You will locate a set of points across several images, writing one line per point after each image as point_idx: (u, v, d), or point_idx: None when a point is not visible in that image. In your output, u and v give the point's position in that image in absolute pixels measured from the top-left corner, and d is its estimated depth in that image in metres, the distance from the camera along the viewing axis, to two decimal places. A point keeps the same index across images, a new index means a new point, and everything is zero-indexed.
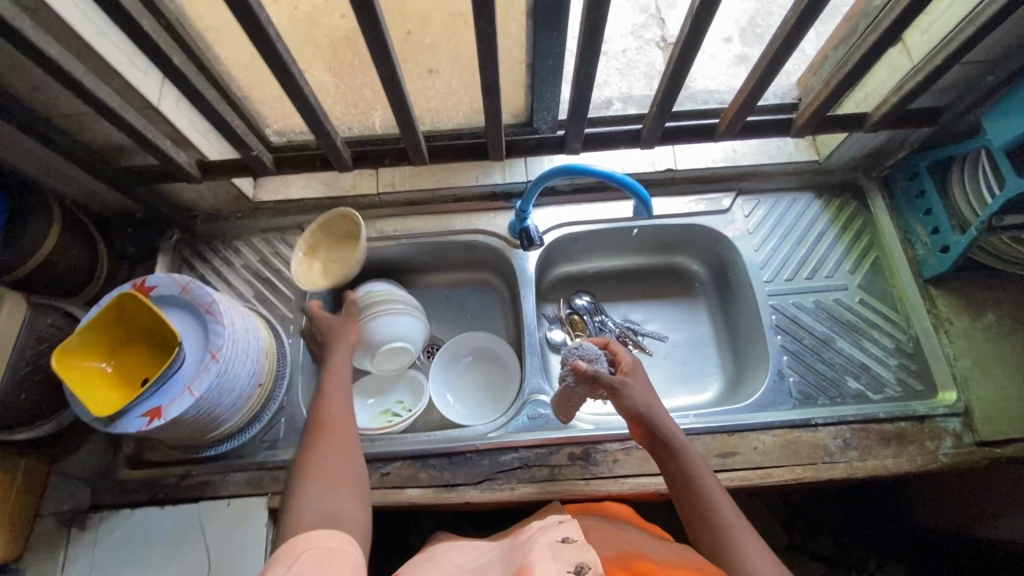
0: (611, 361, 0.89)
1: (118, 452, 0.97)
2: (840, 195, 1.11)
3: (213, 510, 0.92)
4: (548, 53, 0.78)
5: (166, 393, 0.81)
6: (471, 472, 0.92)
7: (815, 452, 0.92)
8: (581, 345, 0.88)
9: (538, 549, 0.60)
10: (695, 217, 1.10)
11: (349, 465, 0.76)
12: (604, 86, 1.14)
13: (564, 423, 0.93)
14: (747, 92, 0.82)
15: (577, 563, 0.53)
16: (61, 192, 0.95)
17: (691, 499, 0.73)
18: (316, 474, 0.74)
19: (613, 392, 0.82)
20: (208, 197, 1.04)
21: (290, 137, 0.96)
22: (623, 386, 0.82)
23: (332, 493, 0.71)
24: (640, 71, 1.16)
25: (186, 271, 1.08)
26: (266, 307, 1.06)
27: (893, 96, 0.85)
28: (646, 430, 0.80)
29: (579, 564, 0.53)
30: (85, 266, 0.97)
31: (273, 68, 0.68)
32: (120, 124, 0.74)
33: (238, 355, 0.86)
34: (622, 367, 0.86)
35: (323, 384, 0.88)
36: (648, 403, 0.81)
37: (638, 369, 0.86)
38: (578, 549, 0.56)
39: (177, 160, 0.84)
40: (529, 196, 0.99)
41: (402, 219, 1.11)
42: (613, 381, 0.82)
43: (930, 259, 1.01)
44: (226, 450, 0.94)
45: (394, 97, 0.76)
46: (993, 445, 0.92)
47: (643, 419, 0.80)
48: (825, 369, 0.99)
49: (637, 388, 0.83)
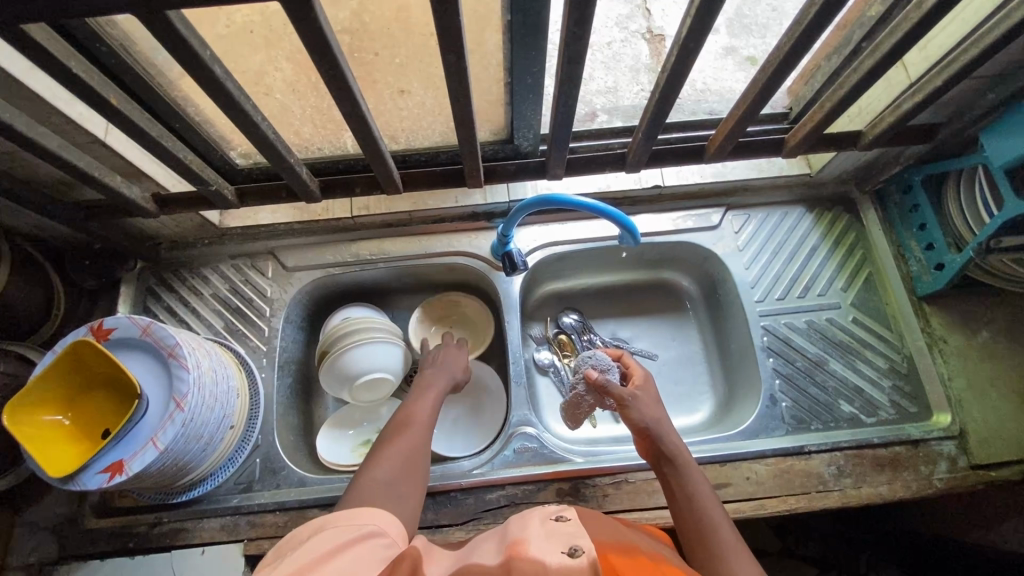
0: (625, 374, 0.90)
1: (84, 499, 0.92)
2: (832, 208, 1.08)
3: (186, 558, 0.86)
4: (527, 74, 0.72)
5: (129, 445, 0.76)
6: (457, 512, 0.89)
7: (809, 481, 0.90)
8: (594, 354, 0.92)
9: (533, 526, 0.57)
10: (683, 234, 1.06)
11: (419, 459, 0.75)
12: (589, 83, 1.09)
13: (571, 427, 0.98)
14: (742, 110, 0.77)
15: (572, 545, 0.51)
16: (9, 226, 0.89)
17: (691, 511, 0.70)
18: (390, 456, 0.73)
19: (621, 404, 0.82)
20: (171, 226, 0.98)
21: (255, 159, 0.89)
22: (633, 400, 0.81)
23: (400, 477, 0.71)
24: (626, 65, 1.11)
25: (151, 302, 1.02)
26: (237, 339, 1.01)
27: (890, 115, 0.81)
28: (651, 445, 0.78)
29: (574, 546, 0.51)
30: (40, 304, 0.92)
31: (227, 106, 0.62)
32: (63, 165, 0.68)
33: (205, 399, 0.81)
34: (633, 381, 0.85)
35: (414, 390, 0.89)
36: (658, 419, 0.79)
37: (649, 384, 0.85)
38: (573, 532, 0.54)
39: (128, 196, 0.78)
40: (511, 221, 0.94)
41: (379, 242, 1.07)
42: (623, 394, 0.82)
43: (925, 276, 0.98)
44: (198, 494, 0.90)
45: (361, 128, 0.71)
46: (988, 468, 0.90)
47: (649, 434, 0.78)
48: (818, 393, 0.97)
49: (645, 401, 0.81)
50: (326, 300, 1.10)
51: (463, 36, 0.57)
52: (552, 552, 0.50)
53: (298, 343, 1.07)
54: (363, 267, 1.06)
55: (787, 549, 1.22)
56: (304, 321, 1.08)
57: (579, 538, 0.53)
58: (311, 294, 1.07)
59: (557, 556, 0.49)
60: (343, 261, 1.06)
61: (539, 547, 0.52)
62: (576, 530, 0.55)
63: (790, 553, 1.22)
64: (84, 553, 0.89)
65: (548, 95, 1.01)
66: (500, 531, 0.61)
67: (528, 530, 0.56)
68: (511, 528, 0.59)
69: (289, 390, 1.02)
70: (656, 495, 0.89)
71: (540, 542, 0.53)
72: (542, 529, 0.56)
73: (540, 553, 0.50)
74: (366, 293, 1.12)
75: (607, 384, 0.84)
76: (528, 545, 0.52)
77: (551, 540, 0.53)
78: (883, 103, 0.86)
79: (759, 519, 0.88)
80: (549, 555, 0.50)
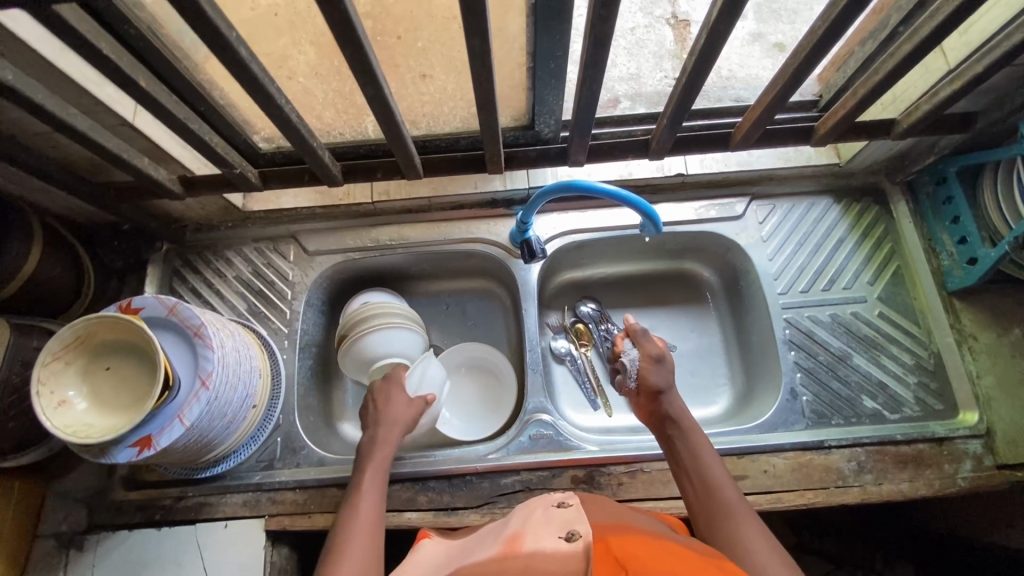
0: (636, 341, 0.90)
1: (113, 473, 0.95)
2: (861, 200, 1.05)
3: (210, 532, 0.90)
4: (551, 57, 0.70)
5: (157, 420, 0.77)
6: (472, 495, 0.90)
7: (828, 476, 0.88)
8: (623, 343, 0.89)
9: (535, 517, 0.61)
10: (705, 225, 1.05)
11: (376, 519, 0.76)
12: (611, 69, 1.07)
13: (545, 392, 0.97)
14: (770, 96, 0.75)
15: (568, 530, 0.53)
16: (42, 207, 0.91)
17: (699, 477, 0.73)
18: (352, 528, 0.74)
19: (652, 360, 0.83)
20: (196, 209, 1.00)
21: (278, 144, 0.90)
22: (660, 358, 0.83)
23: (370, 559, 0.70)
24: (649, 51, 1.09)
25: (177, 283, 1.04)
26: (259, 321, 1.03)
27: (927, 102, 0.78)
28: (657, 407, 0.80)
29: (571, 531, 0.53)
30: (71, 283, 0.94)
31: (252, 89, 0.63)
32: (93, 146, 0.70)
33: (228, 380, 0.83)
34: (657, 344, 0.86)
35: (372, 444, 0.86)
36: (669, 384, 0.82)
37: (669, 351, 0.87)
38: (571, 519, 0.56)
39: (156, 178, 0.79)
40: (530, 207, 0.94)
41: (397, 228, 1.07)
42: (655, 351, 0.83)
43: (956, 271, 0.96)
44: (221, 471, 0.93)
45: (383, 111, 0.71)
46: (1015, 468, 0.88)
47: (660, 397, 0.80)
48: (840, 387, 0.95)
49: (670, 366, 0.83)
50: (345, 284, 1.11)
51: (487, 20, 0.57)
52: (550, 538, 0.53)
53: (319, 325, 1.09)
54: (383, 252, 1.06)
55: (801, 543, 1.22)
56: (325, 304, 1.10)
57: (577, 523, 0.55)
58: (331, 278, 1.08)
59: (554, 541, 0.52)
60: (362, 246, 1.06)
61: (537, 537, 0.54)
62: (574, 514, 0.57)
63: (805, 548, 1.22)
64: (112, 523, 0.93)
65: (569, 82, 1.00)
66: (504, 524, 0.65)
67: (528, 524, 0.59)
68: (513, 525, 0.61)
69: (309, 372, 1.05)
70: (671, 485, 0.88)
71: (541, 531, 0.55)
72: (543, 521, 0.59)
73: (537, 544, 0.52)
74: (386, 278, 1.13)
75: (641, 335, 0.84)
76: (527, 537, 0.55)
77: (549, 527, 0.55)
78: (919, 90, 0.83)
79: (776, 513, 0.87)
80: (546, 541, 0.52)
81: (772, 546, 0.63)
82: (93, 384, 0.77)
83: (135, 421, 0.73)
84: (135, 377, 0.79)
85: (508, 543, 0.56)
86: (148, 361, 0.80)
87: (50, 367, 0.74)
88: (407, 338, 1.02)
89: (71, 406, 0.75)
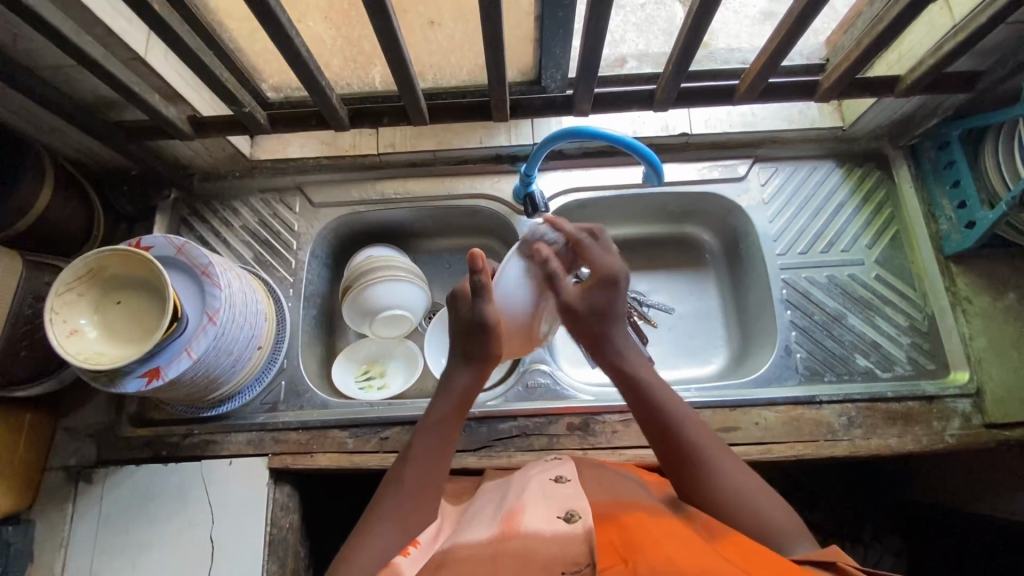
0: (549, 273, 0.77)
1: (120, 410, 0.98)
2: (863, 164, 1.06)
3: (216, 469, 0.92)
4: (557, 3, 0.71)
5: (166, 353, 0.80)
6: (470, 439, 0.92)
7: (818, 429, 0.90)
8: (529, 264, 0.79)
9: (531, 488, 0.68)
10: (707, 185, 1.06)
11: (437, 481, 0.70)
12: (617, 42, 1.03)
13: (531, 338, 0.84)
14: (774, 46, 0.76)
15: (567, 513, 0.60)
16: (53, 147, 0.93)
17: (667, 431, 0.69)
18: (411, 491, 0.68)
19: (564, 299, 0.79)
20: (204, 155, 1.01)
21: (286, 93, 0.91)
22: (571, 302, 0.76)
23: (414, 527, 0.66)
24: (658, 28, 1.02)
25: (184, 231, 1.06)
26: (264, 269, 1.05)
27: (929, 58, 0.80)
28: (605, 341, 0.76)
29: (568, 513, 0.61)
30: (81, 224, 0.96)
31: (263, 18, 0.64)
32: (105, 76, 0.71)
33: (235, 318, 0.85)
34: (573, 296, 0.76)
35: (451, 393, 0.74)
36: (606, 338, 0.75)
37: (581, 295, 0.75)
38: (567, 498, 0.64)
39: (168, 116, 0.80)
40: (534, 159, 0.95)
41: (402, 182, 1.09)
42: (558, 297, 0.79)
43: (954, 234, 0.96)
44: (227, 410, 0.95)
45: (391, 49, 0.72)
46: (1002, 427, 0.90)
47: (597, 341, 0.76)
48: (834, 345, 0.97)
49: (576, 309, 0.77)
50: (350, 238, 1.13)
51: None
52: (549, 518, 0.61)
53: (323, 277, 1.10)
54: (388, 205, 1.08)
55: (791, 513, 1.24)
56: (329, 257, 1.11)
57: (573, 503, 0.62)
58: (336, 231, 1.10)
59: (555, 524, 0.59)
60: (367, 199, 1.08)
61: (536, 517, 0.61)
62: (573, 493, 0.65)
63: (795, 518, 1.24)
64: (119, 459, 0.95)
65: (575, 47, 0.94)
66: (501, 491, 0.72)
67: (527, 496, 0.66)
68: (512, 491, 0.70)
69: (313, 322, 1.07)
70: None
71: (537, 507, 0.63)
72: (540, 494, 0.66)
73: (537, 524, 0.60)
74: (390, 233, 1.15)
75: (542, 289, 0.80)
76: (526, 513, 0.62)
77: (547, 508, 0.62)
78: (924, 46, 0.83)
79: (765, 463, 0.89)
80: (547, 522, 0.60)
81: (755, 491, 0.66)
82: (104, 316, 0.80)
83: (145, 350, 0.75)
84: (144, 310, 0.81)
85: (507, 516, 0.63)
86: (157, 297, 0.82)
87: (63, 297, 0.76)
88: (409, 293, 1.04)
89: (82, 335, 0.77)
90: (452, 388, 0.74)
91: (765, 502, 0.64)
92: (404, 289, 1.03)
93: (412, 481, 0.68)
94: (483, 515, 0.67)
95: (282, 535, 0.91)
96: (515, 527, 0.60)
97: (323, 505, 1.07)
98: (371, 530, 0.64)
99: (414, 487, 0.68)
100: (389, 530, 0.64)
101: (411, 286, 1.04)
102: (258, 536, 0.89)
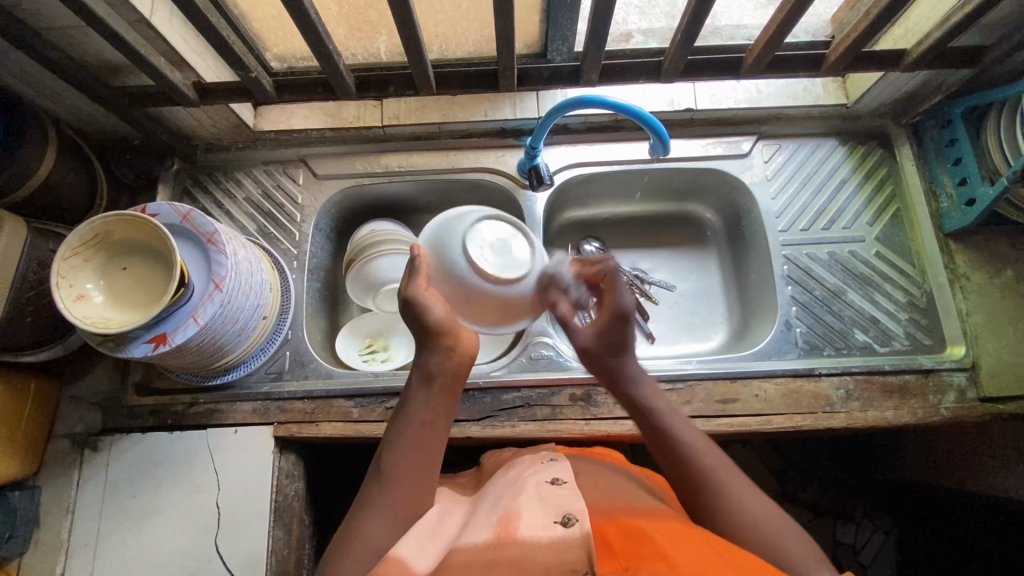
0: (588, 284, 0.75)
1: (125, 378, 0.98)
2: (866, 142, 1.06)
3: (221, 438, 0.93)
4: None
5: (172, 320, 0.80)
6: (474, 409, 0.93)
7: (816, 401, 0.92)
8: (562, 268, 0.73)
9: (528, 491, 0.66)
10: (711, 161, 1.06)
11: (421, 478, 0.67)
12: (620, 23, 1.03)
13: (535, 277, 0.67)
14: (781, 17, 0.77)
15: (564, 515, 0.59)
16: (55, 113, 0.92)
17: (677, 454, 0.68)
18: (393, 491, 0.65)
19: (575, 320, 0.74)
20: (207, 125, 1.00)
21: (291, 63, 0.91)
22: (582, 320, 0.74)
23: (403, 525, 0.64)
24: (660, 10, 1.04)
25: (187, 202, 1.06)
26: (268, 241, 1.04)
27: (936, 30, 0.80)
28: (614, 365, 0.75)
29: (566, 516, 0.60)
30: (84, 192, 0.95)
31: None
32: (113, 38, 0.71)
33: (242, 286, 0.85)
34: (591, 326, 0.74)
35: (422, 387, 0.71)
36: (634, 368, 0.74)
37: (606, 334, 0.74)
38: (564, 500, 0.63)
39: (174, 81, 0.80)
40: (539, 131, 0.95)
41: (407, 154, 1.08)
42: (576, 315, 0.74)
43: (954, 212, 0.97)
44: (231, 379, 0.96)
45: (401, 15, 0.72)
46: (996, 401, 0.92)
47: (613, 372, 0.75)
48: (833, 320, 0.98)
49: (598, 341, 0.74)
50: (353, 212, 1.13)
51: None
52: (546, 523, 0.59)
53: (326, 252, 1.11)
54: (391, 178, 1.08)
55: (786, 493, 1.27)
56: (332, 231, 1.11)
57: (569, 505, 0.61)
58: (340, 204, 1.09)
59: (552, 528, 0.58)
60: (370, 172, 1.08)
61: (532, 521, 0.60)
62: (572, 494, 0.63)
63: (789, 497, 1.27)
64: (125, 426, 0.95)
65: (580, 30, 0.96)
66: (500, 491, 0.71)
67: (524, 497, 0.65)
68: (508, 492, 0.68)
69: (317, 294, 1.07)
70: None
71: (533, 510, 0.62)
72: (537, 496, 0.65)
73: (533, 529, 0.59)
74: (394, 208, 1.15)
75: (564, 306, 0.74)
76: (521, 518, 0.61)
77: (542, 511, 0.61)
78: (930, 21, 0.84)
79: (764, 434, 0.90)
80: (543, 527, 0.59)
81: (765, 505, 0.64)
82: (111, 282, 0.80)
83: (152, 315, 0.75)
84: (151, 276, 0.82)
85: (502, 521, 0.61)
86: (163, 264, 0.82)
87: (69, 262, 0.76)
88: (406, 268, 1.04)
89: (89, 299, 0.77)
90: (425, 369, 0.71)
91: (776, 525, 0.62)
92: (402, 263, 1.03)
93: (394, 477, 0.66)
94: (481, 515, 0.66)
95: (287, 502, 0.92)
96: (512, 531, 0.59)
97: (327, 475, 1.09)
98: (357, 530, 0.63)
99: (396, 485, 0.66)
100: (375, 527, 0.63)
101: (408, 260, 1.03)
102: (263, 502, 0.90)
